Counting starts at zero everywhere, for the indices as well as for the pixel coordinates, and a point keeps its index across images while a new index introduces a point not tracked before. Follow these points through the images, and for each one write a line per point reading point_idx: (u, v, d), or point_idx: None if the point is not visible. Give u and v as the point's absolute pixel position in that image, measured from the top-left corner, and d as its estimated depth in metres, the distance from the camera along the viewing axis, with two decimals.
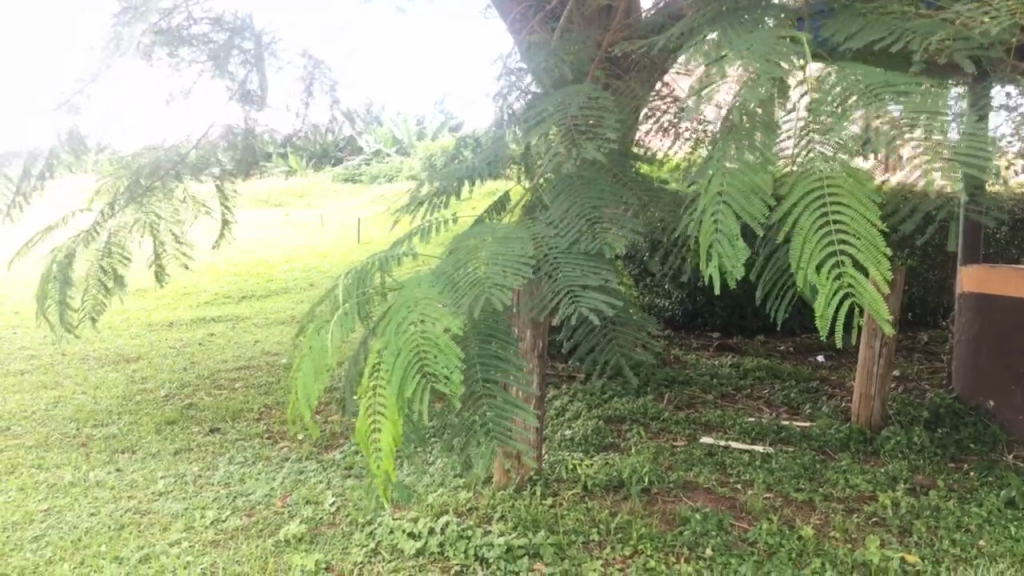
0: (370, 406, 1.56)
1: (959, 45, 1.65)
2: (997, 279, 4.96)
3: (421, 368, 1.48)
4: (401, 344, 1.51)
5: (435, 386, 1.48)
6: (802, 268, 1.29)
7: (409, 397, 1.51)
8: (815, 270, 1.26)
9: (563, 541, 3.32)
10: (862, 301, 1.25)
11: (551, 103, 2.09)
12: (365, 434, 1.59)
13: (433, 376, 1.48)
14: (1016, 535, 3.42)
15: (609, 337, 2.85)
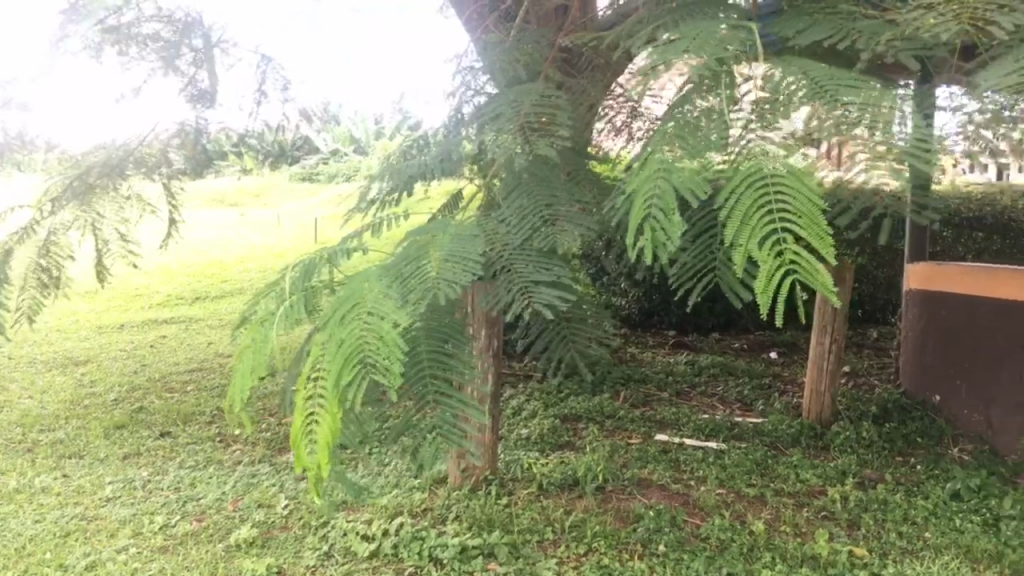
0: (311, 396, 1.58)
1: (905, 46, 1.63)
2: (942, 275, 5.03)
3: (361, 356, 1.44)
4: (345, 334, 1.48)
5: (375, 376, 1.46)
6: (743, 245, 1.25)
7: (345, 383, 1.48)
8: (756, 246, 1.23)
9: (517, 541, 3.32)
10: (804, 275, 1.21)
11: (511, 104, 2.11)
12: (304, 429, 1.64)
13: (373, 367, 1.44)
14: (960, 527, 3.50)
15: (562, 334, 2.85)
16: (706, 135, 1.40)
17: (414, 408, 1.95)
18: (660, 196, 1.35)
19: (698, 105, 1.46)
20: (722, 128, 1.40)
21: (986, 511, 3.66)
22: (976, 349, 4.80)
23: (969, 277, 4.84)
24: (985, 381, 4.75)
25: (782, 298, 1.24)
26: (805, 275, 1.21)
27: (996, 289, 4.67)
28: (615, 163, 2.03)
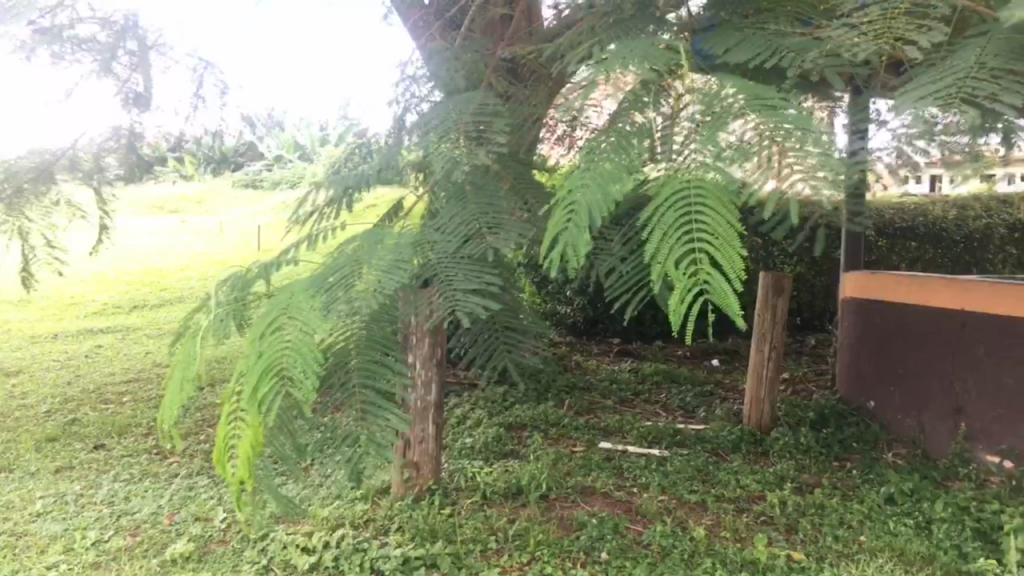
0: (234, 412, 1.65)
1: (830, 63, 1.65)
2: (877, 284, 5.18)
3: (278, 368, 1.50)
4: (266, 346, 1.53)
5: (289, 388, 1.52)
6: (660, 264, 1.28)
7: (262, 397, 1.54)
8: (672, 265, 1.26)
9: (460, 551, 3.31)
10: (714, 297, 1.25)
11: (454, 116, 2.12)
12: (226, 442, 1.70)
13: (288, 379, 1.50)
14: (894, 530, 3.59)
15: (501, 341, 2.85)
16: (634, 152, 1.42)
17: (342, 415, 1.94)
18: (579, 209, 1.43)
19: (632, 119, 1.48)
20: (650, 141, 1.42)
21: (918, 514, 3.75)
22: (907, 355, 4.92)
23: (901, 286, 4.99)
24: (916, 387, 4.85)
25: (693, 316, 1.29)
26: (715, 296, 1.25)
27: (929, 299, 4.78)
28: (553, 174, 2.04)
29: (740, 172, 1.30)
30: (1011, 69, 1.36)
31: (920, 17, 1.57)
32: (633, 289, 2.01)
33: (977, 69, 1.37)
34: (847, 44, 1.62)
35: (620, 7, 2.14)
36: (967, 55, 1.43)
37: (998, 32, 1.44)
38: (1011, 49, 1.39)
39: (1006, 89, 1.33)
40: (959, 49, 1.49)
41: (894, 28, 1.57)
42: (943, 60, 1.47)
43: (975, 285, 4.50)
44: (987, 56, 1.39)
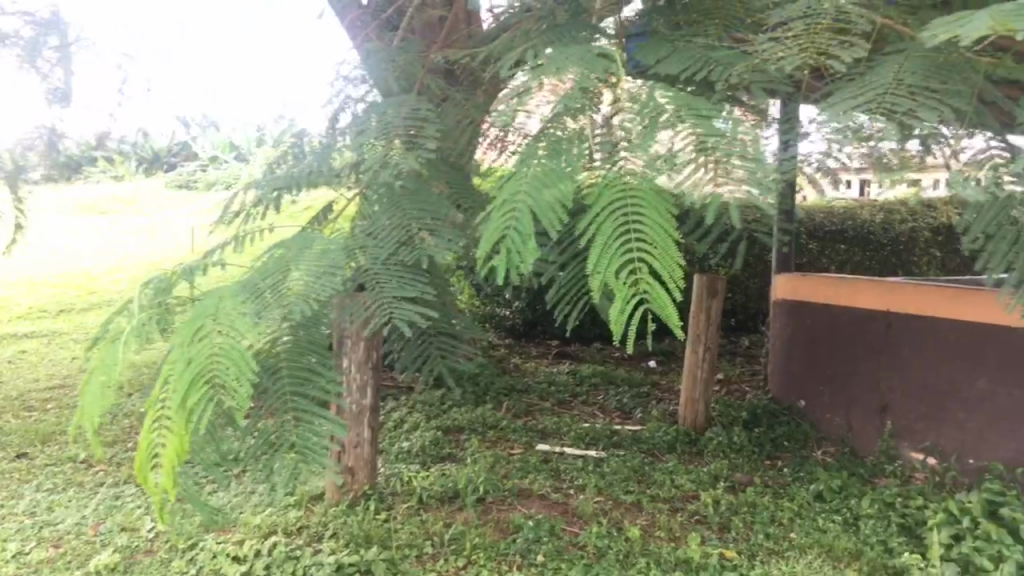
0: (160, 421, 1.57)
1: (756, 79, 1.68)
2: (807, 286, 5.29)
3: (209, 376, 1.45)
4: (194, 353, 1.48)
5: (221, 397, 1.47)
6: (601, 273, 1.31)
7: (191, 406, 1.49)
8: (612, 275, 1.28)
9: (396, 556, 3.28)
10: (653, 307, 1.28)
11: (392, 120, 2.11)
12: (149, 451, 1.63)
13: (220, 387, 1.45)
14: (823, 526, 3.67)
15: (433, 345, 2.84)
16: (568, 159, 1.43)
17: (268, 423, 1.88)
18: (518, 219, 1.40)
19: (562, 127, 1.49)
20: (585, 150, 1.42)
21: (845, 510, 3.84)
22: (835, 355, 5.04)
23: (830, 287, 5.10)
24: (844, 386, 4.97)
25: (634, 325, 1.31)
26: (655, 306, 1.28)
27: (857, 299, 4.91)
28: (486, 177, 2.04)
29: (675, 178, 1.32)
30: (927, 87, 1.43)
31: (842, 32, 1.61)
32: (577, 295, 2.04)
33: (895, 85, 1.42)
34: (770, 58, 1.64)
35: (553, 13, 2.15)
36: (884, 71, 1.48)
37: (917, 50, 1.51)
38: (926, 69, 1.46)
39: (922, 105, 1.39)
40: (877, 66, 1.54)
41: (817, 43, 1.59)
42: (862, 76, 1.52)
43: (901, 285, 4.64)
44: (904, 74, 1.45)
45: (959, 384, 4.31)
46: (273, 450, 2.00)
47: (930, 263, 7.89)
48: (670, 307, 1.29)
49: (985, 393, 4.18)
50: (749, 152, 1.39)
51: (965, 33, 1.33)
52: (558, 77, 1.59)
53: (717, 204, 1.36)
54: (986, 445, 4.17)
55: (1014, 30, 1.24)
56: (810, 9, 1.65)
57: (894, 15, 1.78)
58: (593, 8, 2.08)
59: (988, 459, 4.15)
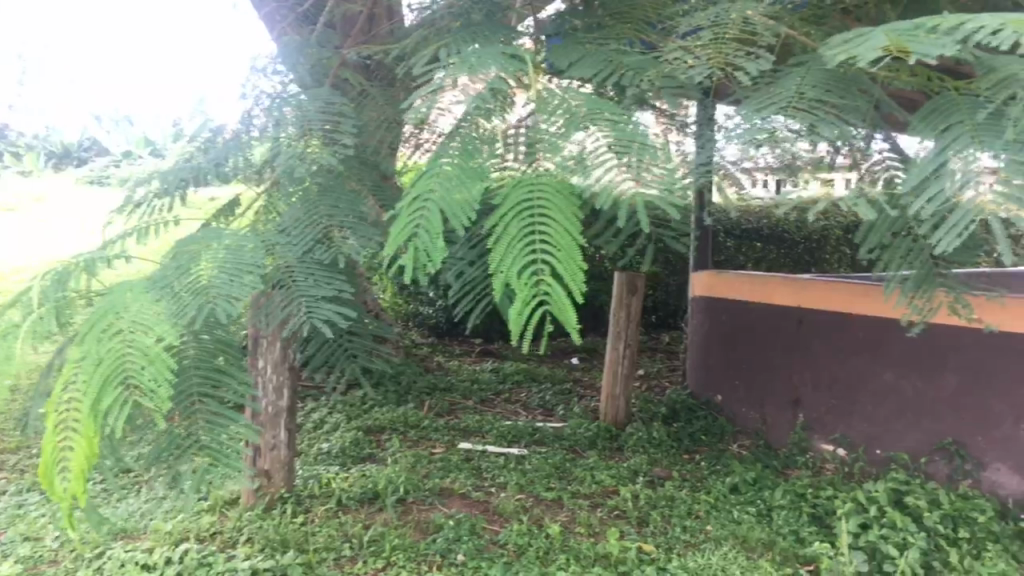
0: (63, 422, 1.49)
1: (665, 84, 1.67)
2: (723, 283, 5.39)
3: (123, 375, 1.39)
4: (103, 353, 1.41)
5: (138, 399, 1.40)
6: (503, 272, 1.27)
7: (104, 410, 1.41)
8: (514, 274, 1.25)
9: (312, 560, 3.24)
10: (554, 311, 1.24)
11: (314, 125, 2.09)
12: (55, 455, 1.53)
13: (136, 388, 1.39)
14: (738, 518, 3.75)
15: (343, 347, 2.79)
16: (479, 162, 1.45)
17: (178, 425, 1.81)
18: (428, 215, 1.39)
19: (478, 124, 1.53)
20: (492, 153, 1.46)
21: (760, 502, 3.94)
22: (751, 350, 5.16)
23: (745, 284, 5.20)
24: (759, 381, 5.09)
25: (532, 329, 1.27)
26: (556, 309, 1.24)
27: (770, 296, 5.03)
28: (398, 173, 2.02)
29: (589, 177, 1.34)
30: (826, 101, 1.48)
31: (749, 43, 1.65)
32: (483, 294, 2.09)
33: (798, 98, 1.48)
34: (681, 67, 1.67)
35: (468, 14, 2.15)
36: (788, 84, 1.53)
37: (818, 63, 1.56)
38: (826, 81, 1.51)
39: (822, 120, 1.45)
40: (782, 77, 1.59)
41: (723, 51, 1.64)
42: (768, 86, 1.57)
43: (810, 281, 4.76)
44: (806, 87, 1.50)
45: (866, 377, 4.46)
46: (177, 453, 1.93)
47: (840, 260, 8.15)
48: (570, 311, 1.25)
49: (891, 386, 4.34)
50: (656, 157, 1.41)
51: (862, 50, 1.36)
52: (470, 76, 1.59)
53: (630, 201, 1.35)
54: (892, 436, 4.33)
55: (907, 51, 1.28)
56: (718, 19, 1.72)
57: (797, 23, 1.83)
58: (508, 8, 2.09)
59: (894, 449, 4.31)
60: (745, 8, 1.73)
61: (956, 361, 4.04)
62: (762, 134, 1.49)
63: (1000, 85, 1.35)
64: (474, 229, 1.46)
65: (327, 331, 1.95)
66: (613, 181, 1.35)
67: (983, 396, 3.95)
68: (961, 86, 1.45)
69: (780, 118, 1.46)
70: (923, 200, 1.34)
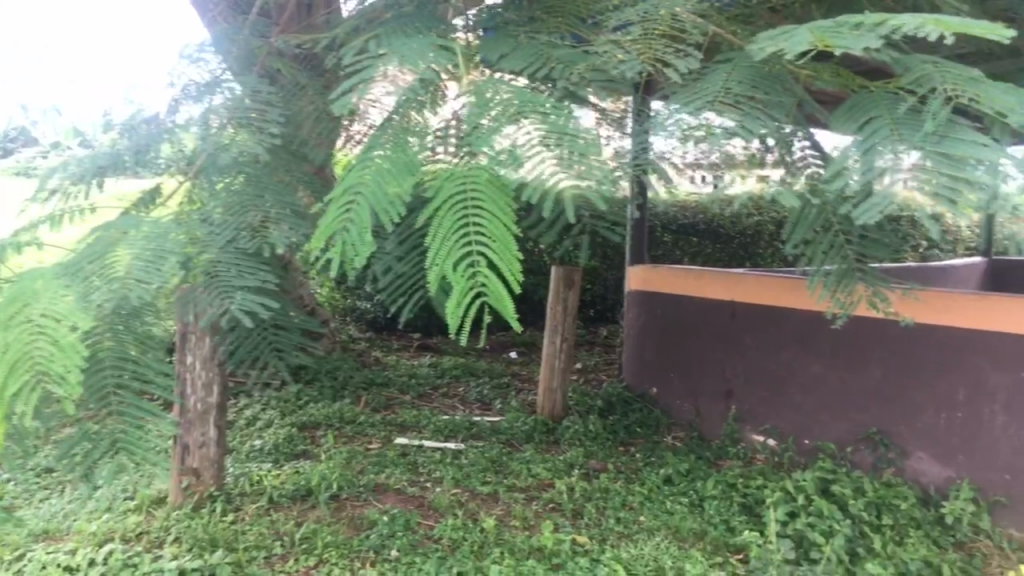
0: None
1: (595, 77, 1.66)
2: (658, 278, 5.45)
3: (31, 360, 1.33)
4: (10, 341, 1.34)
5: (47, 384, 1.35)
6: (439, 266, 1.27)
7: (12, 396, 1.34)
8: (450, 267, 1.24)
9: (242, 559, 3.18)
10: (492, 303, 1.24)
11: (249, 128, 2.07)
12: None
13: (45, 376, 1.34)
14: (671, 509, 3.80)
15: (268, 341, 2.65)
16: (410, 154, 1.43)
17: (94, 420, 1.74)
18: (358, 208, 1.37)
19: (407, 113, 1.51)
20: (423, 145, 1.44)
21: (692, 493, 4.00)
22: (685, 343, 5.22)
23: (680, 278, 5.27)
24: (693, 373, 5.16)
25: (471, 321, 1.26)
26: (494, 301, 1.24)
27: (703, 290, 5.11)
28: (328, 166, 1.99)
29: (519, 169, 1.31)
30: (750, 96, 1.50)
31: (676, 41, 1.67)
32: (414, 288, 2.09)
33: (723, 93, 1.50)
34: (612, 60, 1.66)
35: (400, 5, 2.12)
36: (714, 79, 1.55)
37: (742, 60, 1.58)
38: (752, 78, 1.54)
39: (748, 115, 1.47)
40: (708, 74, 1.60)
41: (653, 48, 1.64)
42: (695, 82, 1.58)
43: (742, 276, 4.84)
44: (732, 83, 1.52)
45: (795, 369, 4.56)
46: (93, 450, 1.87)
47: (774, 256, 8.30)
48: (508, 302, 1.25)
49: (819, 377, 4.44)
50: (590, 150, 1.39)
51: (788, 45, 1.38)
52: (397, 69, 1.59)
53: (558, 191, 1.32)
54: (820, 426, 4.44)
55: (830, 46, 1.30)
56: (647, 15, 1.72)
57: (725, 22, 1.85)
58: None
59: (822, 440, 4.41)
60: (673, 4, 1.74)
61: (881, 353, 4.15)
62: (695, 128, 1.48)
63: (918, 80, 1.39)
64: (402, 222, 1.45)
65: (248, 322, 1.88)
66: (544, 171, 1.32)
67: (906, 386, 4.06)
68: (879, 86, 1.47)
69: (709, 114, 1.46)
70: (853, 184, 1.35)
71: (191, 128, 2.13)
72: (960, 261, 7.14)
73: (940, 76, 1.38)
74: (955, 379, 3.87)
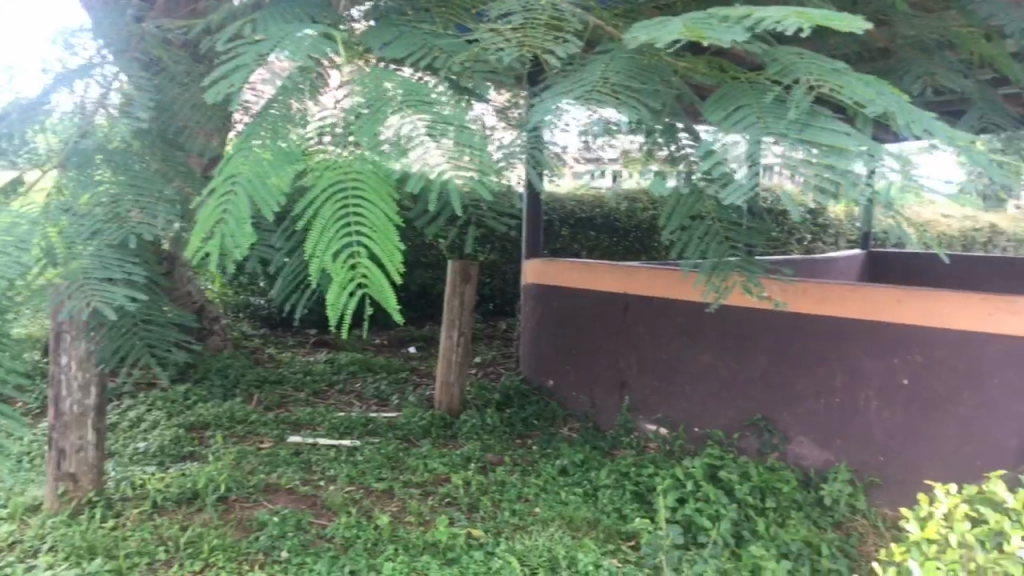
0: None
1: (477, 68, 1.67)
2: (554, 271, 5.50)
3: None
4: None
5: None
6: (319, 259, 1.21)
7: None
8: (330, 258, 1.19)
9: (122, 566, 3.06)
10: (372, 293, 1.18)
11: (124, 125, 1.97)
12: None
13: None
14: (565, 499, 3.84)
15: (137, 338, 2.51)
16: (282, 142, 1.38)
17: None
18: (237, 200, 1.31)
19: (290, 101, 1.46)
20: (304, 133, 1.39)
21: (586, 483, 4.05)
22: (580, 335, 5.29)
23: (575, 272, 5.33)
24: (588, 365, 5.24)
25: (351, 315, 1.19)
26: (375, 293, 1.18)
27: (597, 282, 5.18)
28: (204, 156, 1.91)
29: (405, 162, 1.29)
30: (627, 85, 1.51)
31: (557, 29, 1.65)
32: (301, 283, 2.03)
33: (601, 83, 1.50)
34: (492, 49, 1.62)
35: None
36: (592, 69, 1.55)
37: (620, 51, 1.59)
38: (629, 68, 1.55)
39: (626, 104, 1.48)
40: (587, 64, 1.61)
41: (533, 38, 1.59)
42: (575, 71, 1.58)
43: (634, 269, 4.93)
44: (609, 72, 1.53)
45: (684, 358, 4.67)
46: None
47: None
48: (390, 294, 1.19)
49: (707, 366, 4.56)
50: (474, 144, 1.39)
51: (660, 36, 1.40)
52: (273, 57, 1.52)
53: (443, 183, 1.32)
54: (709, 414, 4.57)
55: (702, 36, 1.32)
56: (529, 4, 1.68)
57: (607, 16, 1.86)
58: None
59: (711, 427, 4.55)
60: None
61: (765, 342, 4.29)
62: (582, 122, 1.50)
63: (783, 72, 1.44)
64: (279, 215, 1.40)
65: (110, 317, 1.77)
66: (428, 162, 1.31)
67: (788, 374, 4.21)
68: (751, 77, 1.51)
69: (589, 104, 1.47)
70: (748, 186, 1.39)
71: (60, 123, 2.02)
72: (839, 254, 7.47)
73: (805, 68, 1.43)
74: (832, 366, 4.03)
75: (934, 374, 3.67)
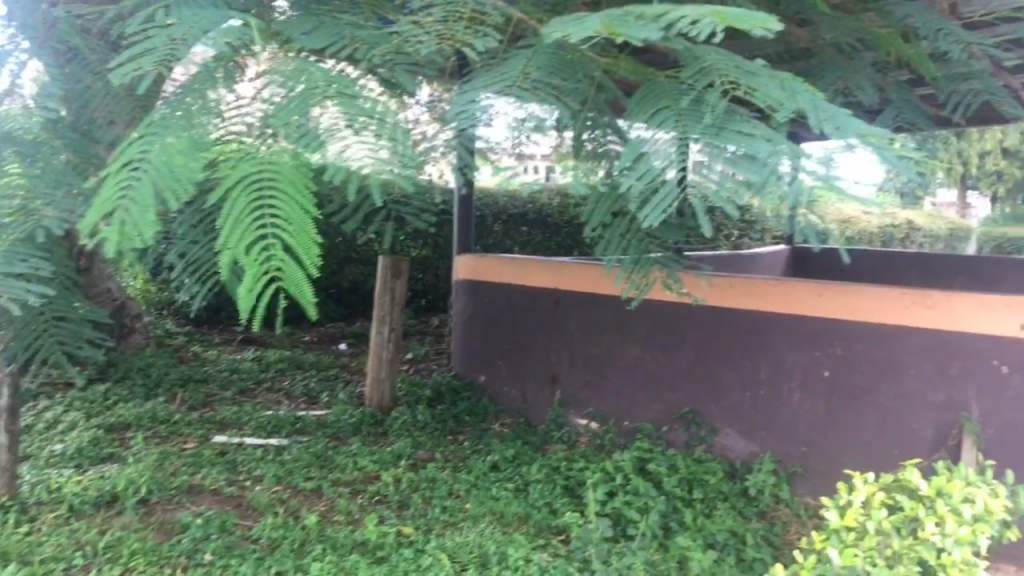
0: None
1: (399, 60, 1.64)
2: (485, 266, 5.50)
3: None
4: None
5: None
6: (231, 251, 1.17)
7: None
8: (243, 250, 1.15)
9: (36, 572, 2.94)
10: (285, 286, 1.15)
11: (29, 116, 1.89)
12: None
13: None
14: (496, 495, 3.83)
15: (47, 334, 2.41)
16: (193, 132, 1.33)
17: None
18: (140, 186, 1.24)
19: (207, 92, 1.42)
20: (217, 125, 1.35)
21: (517, 478, 4.06)
22: (511, 331, 5.29)
23: (506, 267, 5.34)
24: (519, 360, 5.24)
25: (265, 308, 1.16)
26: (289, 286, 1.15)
27: (528, 278, 5.19)
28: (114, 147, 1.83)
29: (326, 154, 1.27)
30: (548, 83, 1.52)
31: (478, 23, 1.65)
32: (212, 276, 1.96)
33: (521, 78, 1.51)
34: (412, 41, 1.62)
35: None
36: (514, 65, 1.56)
37: (541, 45, 1.59)
38: (549, 64, 1.55)
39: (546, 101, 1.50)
40: (509, 58, 1.62)
41: (453, 31, 1.61)
42: (496, 65, 1.60)
43: (565, 264, 4.96)
44: (530, 68, 1.53)
45: (614, 353, 4.72)
46: None
47: None
48: (306, 287, 1.16)
49: (637, 361, 4.61)
50: (397, 137, 1.36)
51: (576, 32, 1.41)
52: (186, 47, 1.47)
53: (365, 176, 1.31)
54: (638, 408, 4.62)
55: (616, 33, 1.33)
56: None
57: (531, 8, 1.85)
58: None
59: (640, 421, 4.60)
60: None
61: (692, 336, 4.36)
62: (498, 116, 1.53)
63: (700, 70, 1.45)
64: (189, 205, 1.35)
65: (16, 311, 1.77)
66: (349, 155, 1.29)
67: (715, 367, 4.28)
68: (669, 74, 1.53)
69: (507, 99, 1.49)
70: (673, 189, 1.42)
71: None
72: (764, 250, 7.63)
73: (721, 67, 1.45)
74: (757, 359, 4.11)
75: (854, 366, 3.77)
